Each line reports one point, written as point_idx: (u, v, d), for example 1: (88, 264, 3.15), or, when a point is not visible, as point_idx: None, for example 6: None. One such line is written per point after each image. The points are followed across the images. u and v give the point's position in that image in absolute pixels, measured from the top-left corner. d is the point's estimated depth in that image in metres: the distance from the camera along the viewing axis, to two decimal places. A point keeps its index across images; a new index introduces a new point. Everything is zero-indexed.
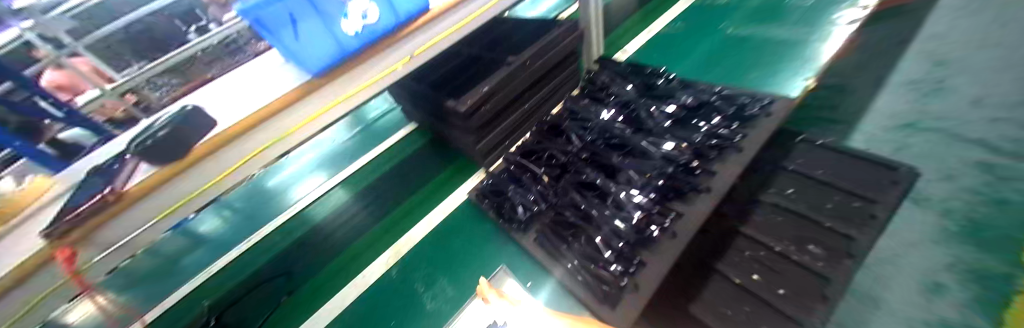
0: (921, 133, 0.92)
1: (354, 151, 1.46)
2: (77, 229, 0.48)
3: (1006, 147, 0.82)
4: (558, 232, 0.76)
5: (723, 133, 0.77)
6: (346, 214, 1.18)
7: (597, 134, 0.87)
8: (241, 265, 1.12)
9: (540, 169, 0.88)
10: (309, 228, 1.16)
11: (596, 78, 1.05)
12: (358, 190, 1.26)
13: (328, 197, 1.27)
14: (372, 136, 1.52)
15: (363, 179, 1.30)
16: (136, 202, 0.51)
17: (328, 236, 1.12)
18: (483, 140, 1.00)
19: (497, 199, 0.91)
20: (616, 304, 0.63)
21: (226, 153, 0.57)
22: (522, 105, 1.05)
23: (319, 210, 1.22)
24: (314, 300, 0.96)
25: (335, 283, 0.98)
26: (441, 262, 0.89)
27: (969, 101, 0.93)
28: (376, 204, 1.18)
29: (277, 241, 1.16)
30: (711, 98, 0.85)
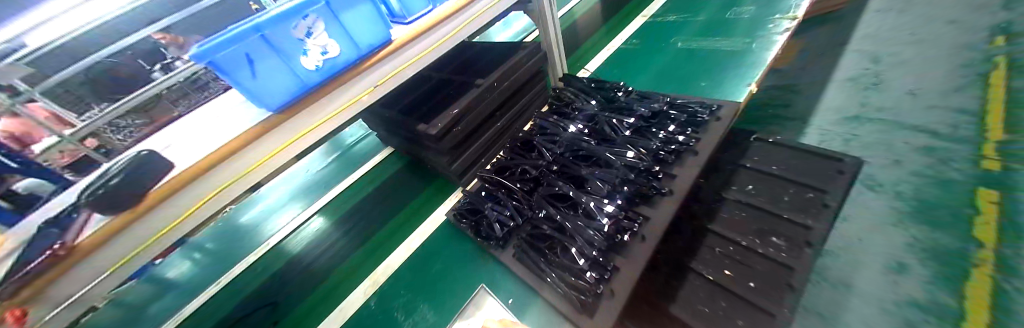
0: (871, 123, 1.01)
1: (331, 180, 1.45)
2: (29, 286, 0.46)
3: (944, 130, 0.90)
4: (535, 246, 0.78)
5: (680, 139, 0.82)
6: (325, 243, 1.16)
7: (565, 147, 0.90)
8: (212, 310, 1.06)
9: (513, 184, 0.91)
10: (287, 261, 1.13)
11: (562, 95, 1.10)
12: (335, 218, 1.25)
13: (304, 229, 1.25)
14: (348, 163, 1.52)
15: (342, 206, 1.29)
16: (90, 254, 0.51)
17: (307, 267, 1.09)
18: (458, 161, 1.02)
19: (474, 217, 0.92)
20: (594, 312, 0.65)
21: (191, 192, 0.58)
22: (493, 125, 1.09)
23: (296, 243, 1.19)
24: None
25: (312, 318, 0.94)
26: (422, 286, 0.89)
27: (907, 92, 1.03)
28: (356, 230, 1.17)
29: (250, 280, 1.13)
30: (663, 107, 0.91)
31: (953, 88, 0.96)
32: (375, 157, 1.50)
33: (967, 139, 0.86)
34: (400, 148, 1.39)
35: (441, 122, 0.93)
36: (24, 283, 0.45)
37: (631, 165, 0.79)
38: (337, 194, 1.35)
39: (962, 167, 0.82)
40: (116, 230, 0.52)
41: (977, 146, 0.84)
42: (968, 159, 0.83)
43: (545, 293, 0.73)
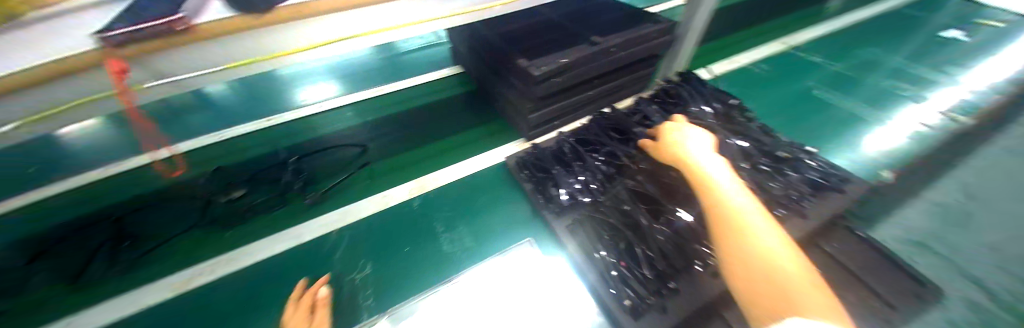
0: (929, 254, 0.89)
1: (381, 79, 1.42)
2: (138, 44, 0.42)
3: (1003, 298, 0.81)
4: (598, 231, 0.74)
5: (795, 196, 0.74)
6: (356, 137, 1.13)
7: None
8: (233, 147, 1.08)
9: (592, 159, 0.86)
10: (315, 139, 1.12)
11: (675, 91, 1.00)
12: (372, 115, 1.23)
13: (340, 112, 1.24)
14: (396, 70, 1.48)
15: (379, 111, 1.25)
16: (206, 41, 0.45)
17: (328, 150, 1.08)
18: (539, 112, 0.98)
19: (539, 174, 0.88)
20: (640, 317, 0.61)
21: (302, 25, 0.50)
22: (587, 90, 0.99)
23: (332, 124, 1.19)
24: (297, 206, 0.91)
25: (324, 196, 0.93)
26: (463, 210, 0.90)
27: (987, 244, 0.91)
28: (389, 137, 1.13)
29: (276, 136, 1.13)
30: (794, 156, 0.81)
31: None
32: (432, 73, 1.45)
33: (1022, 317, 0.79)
34: (475, 74, 1.32)
35: (546, 65, 0.83)
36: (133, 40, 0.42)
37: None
38: (382, 95, 1.32)
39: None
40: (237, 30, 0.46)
41: None
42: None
43: (592, 278, 0.67)
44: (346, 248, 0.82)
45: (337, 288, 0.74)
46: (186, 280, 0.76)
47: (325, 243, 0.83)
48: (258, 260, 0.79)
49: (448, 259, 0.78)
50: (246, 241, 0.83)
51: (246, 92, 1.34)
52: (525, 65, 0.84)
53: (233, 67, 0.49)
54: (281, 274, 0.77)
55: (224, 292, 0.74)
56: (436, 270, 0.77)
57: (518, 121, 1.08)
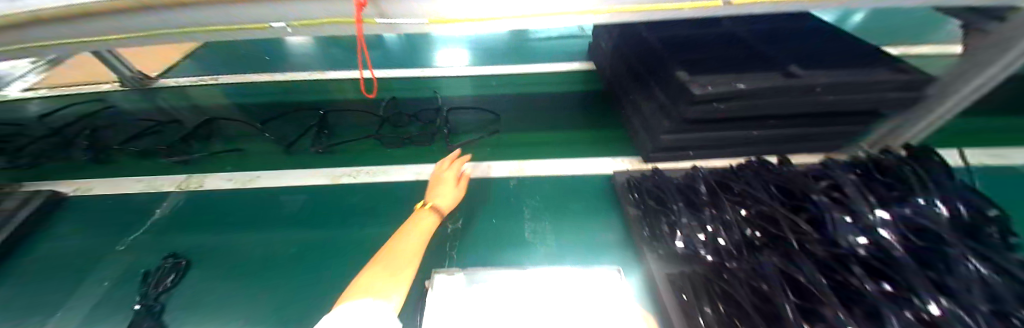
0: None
1: (508, 61, 1.54)
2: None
3: None
4: (708, 294, 0.57)
5: None
6: (478, 105, 1.26)
7: (862, 237, 0.60)
8: (384, 90, 1.36)
9: (732, 210, 0.68)
10: (446, 97, 1.30)
11: (874, 175, 0.76)
12: (491, 92, 1.33)
13: (466, 82, 1.39)
14: (526, 55, 1.58)
15: (503, 88, 1.35)
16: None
17: (449, 110, 1.22)
18: (677, 135, 0.85)
19: (650, 203, 0.77)
20: None
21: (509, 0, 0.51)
22: (752, 129, 0.85)
23: (462, 89, 1.35)
24: (412, 151, 1.06)
25: (433, 153, 1.05)
26: (553, 205, 0.86)
27: None
28: (503, 113, 1.21)
29: (414, 89, 1.36)
30: None
31: None
32: (558, 66, 1.48)
33: None
34: (607, 74, 1.27)
35: (712, 87, 0.72)
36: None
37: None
38: (510, 76, 1.43)
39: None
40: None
41: None
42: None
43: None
44: None
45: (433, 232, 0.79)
46: (339, 176, 0.98)
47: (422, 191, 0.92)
48: (390, 181, 0.95)
49: (527, 247, 0.76)
50: (378, 163, 1.02)
51: (412, 48, 1.67)
52: (687, 80, 0.74)
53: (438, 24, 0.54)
54: (397, 196, 0.91)
55: (353, 196, 0.92)
56: (508, 252, 0.75)
57: (642, 135, 0.97)
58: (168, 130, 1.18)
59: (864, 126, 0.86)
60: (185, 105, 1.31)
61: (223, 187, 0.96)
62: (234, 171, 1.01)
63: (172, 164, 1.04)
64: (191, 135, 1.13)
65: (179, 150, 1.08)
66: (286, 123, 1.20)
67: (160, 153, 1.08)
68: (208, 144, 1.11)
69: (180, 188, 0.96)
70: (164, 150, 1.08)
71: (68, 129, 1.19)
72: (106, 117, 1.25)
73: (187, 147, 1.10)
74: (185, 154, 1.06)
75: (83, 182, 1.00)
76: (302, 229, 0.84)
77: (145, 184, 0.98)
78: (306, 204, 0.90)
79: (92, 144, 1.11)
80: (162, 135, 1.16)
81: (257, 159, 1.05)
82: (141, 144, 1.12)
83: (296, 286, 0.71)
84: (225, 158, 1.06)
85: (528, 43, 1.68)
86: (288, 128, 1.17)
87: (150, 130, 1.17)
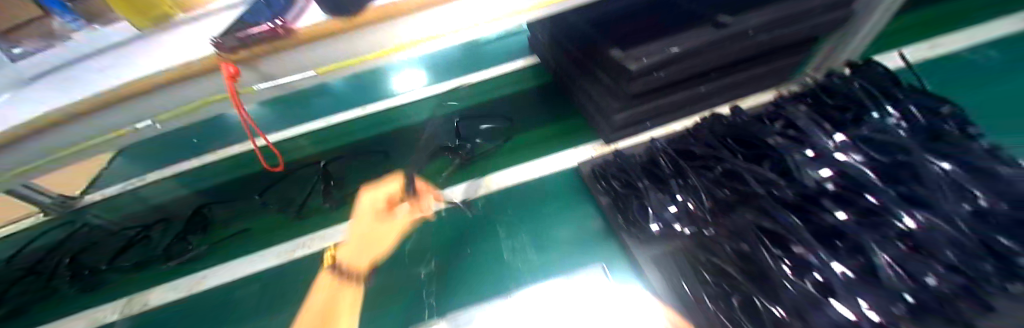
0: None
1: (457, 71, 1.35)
2: (250, 49, 0.43)
3: None
4: (695, 268, 0.57)
5: None
6: (436, 126, 1.13)
7: (828, 172, 0.57)
8: (325, 140, 1.18)
9: (698, 175, 0.66)
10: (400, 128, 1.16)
11: (833, 87, 0.73)
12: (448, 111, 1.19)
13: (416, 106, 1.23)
14: (473, 60, 1.39)
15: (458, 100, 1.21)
16: (313, 43, 0.46)
17: (405, 141, 1.12)
18: (626, 113, 0.83)
19: (622, 187, 0.73)
20: None
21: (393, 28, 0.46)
22: (698, 85, 0.83)
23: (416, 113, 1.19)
24: None
25: (439, 181, 0.97)
26: (528, 217, 0.83)
27: None
28: (466, 127, 1.09)
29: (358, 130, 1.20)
30: None
31: None
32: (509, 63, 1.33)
33: None
34: (552, 64, 1.17)
35: (648, 57, 0.69)
36: (247, 44, 0.42)
37: (951, 241, 0.45)
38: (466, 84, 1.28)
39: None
40: (325, 36, 0.45)
41: None
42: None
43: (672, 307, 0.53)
44: (415, 240, 0.83)
45: (406, 281, 0.76)
46: (292, 250, 0.91)
47: (400, 231, 0.88)
48: None
49: (505, 270, 0.73)
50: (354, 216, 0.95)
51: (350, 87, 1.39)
52: (620, 56, 0.70)
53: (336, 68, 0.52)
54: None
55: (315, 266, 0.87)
56: (490, 283, 0.71)
57: (598, 120, 0.94)
58: (157, 235, 1.03)
59: (807, 52, 0.86)
60: (120, 215, 1.13)
61: (169, 300, 0.88)
62: (212, 267, 0.92)
63: (174, 266, 0.94)
64: (189, 229, 1.00)
65: (181, 247, 0.96)
66: (290, 184, 1.07)
67: (157, 260, 0.96)
68: (206, 237, 1.00)
69: (123, 313, 0.87)
70: (163, 254, 0.96)
71: (41, 266, 1.00)
72: (77, 235, 1.07)
73: (185, 244, 0.97)
74: (183, 252, 0.95)
75: None
76: (273, 313, 0.80)
77: (88, 320, 0.87)
78: (269, 285, 0.85)
79: (49, 279, 0.95)
80: (150, 243, 1.01)
81: (221, 253, 0.95)
82: (129, 258, 0.98)
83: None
84: (227, 245, 0.97)
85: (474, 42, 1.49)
86: (291, 189, 1.06)
87: (137, 237, 1.02)
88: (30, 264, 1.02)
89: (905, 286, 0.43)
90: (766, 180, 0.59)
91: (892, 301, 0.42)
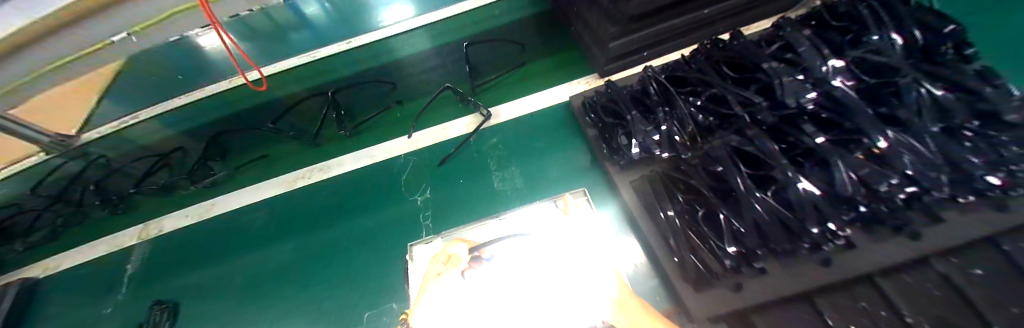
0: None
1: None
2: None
3: None
4: (671, 190, 0.60)
5: (1005, 175, 0.47)
6: (427, 63, 1.06)
7: (813, 94, 0.54)
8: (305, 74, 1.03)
9: (685, 102, 0.65)
10: (389, 64, 1.04)
11: (840, 7, 0.66)
12: (440, 43, 1.07)
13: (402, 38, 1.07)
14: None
15: (453, 32, 1.07)
16: None
17: (391, 75, 1.04)
18: (622, 40, 0.79)
19: (610, 118, 0.74)
20: (704, 289, 0.52)
21: None
22: (697, 10, 0.78)
23: (405, 47, 1.06)
24: (394, 127, 0.98)
25: (442, 112, 0.97)
26: (518, 151, 0.85)
27: None
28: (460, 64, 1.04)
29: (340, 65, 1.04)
30: None
31: None
32: None
33: None
34: None
35: None
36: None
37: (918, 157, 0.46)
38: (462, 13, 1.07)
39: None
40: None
41: None
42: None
43: (647, 230, 0.60)
44: (410, 172, 0.88)
45: (407, 210, 0.83)
46: (292, 181, 0.96)
47: (394, 166, 0.91)
48: (348, 172, 0.93)
49: (498, 196, 0.79)
50: (355, 146, 0.97)
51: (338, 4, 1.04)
52: None
53: None
54: (349, 188, 0.91)
55: (315, 195, 0.92)
56: (481, 208, 0.78)
57: (593, 50, 0.89)
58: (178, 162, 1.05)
59: None
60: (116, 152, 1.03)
61: (182, 225, 0.97)
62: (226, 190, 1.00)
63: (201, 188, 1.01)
64: (208, 156, 1.02)
65: (201, 173, 1.00)
66: (300, 115, 1.04)
67: (186, 182, 1.02)
68: (227, 163, 1.03)
69: (140, 237, 0.97)
70: (187, 177, 1.01)
71: (69, 193, 1.03)
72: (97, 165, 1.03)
73: (207, 168, 1.02)
74: (206, 175, 1.00)
75: (49, 261, 1.00)
76: (285, 243, 0.88)
77: (109, 244, 0.98)
78: (274, 215, 0.92)
79: (78, 205, 1.02)
80: (171, 171, 1.04)
81: (229, 179, 1.01)
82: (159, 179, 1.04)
83: (313, 287, 0.80)
84: (237, 173, 1.02)
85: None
86: (307, 117, 1.04)
87: (157, 166, 1.03)
88: (54, 195, 1.02)
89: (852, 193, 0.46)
90: (750, 105, 0.58)
91: (837, 206, 0.48)
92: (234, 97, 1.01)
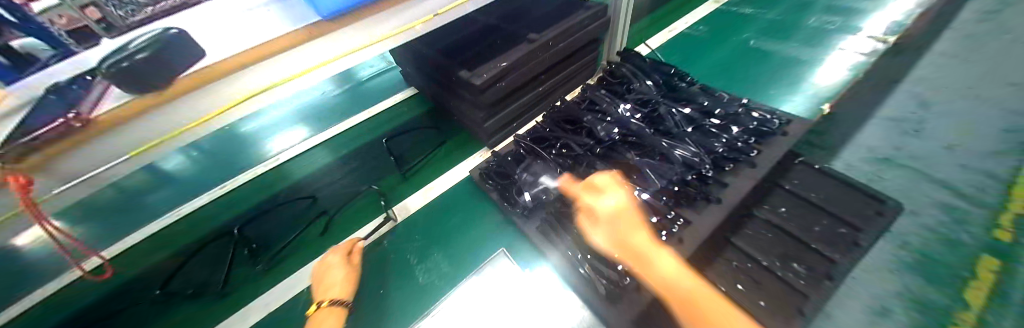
0: (898, 169, 0.91)
1: (338, 112, 1.22)
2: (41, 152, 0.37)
3: (964, 191, 0.85)
4: (563, 227, 0.75)
5: (740, 146, 0.74)
6: (332, 175, 1.05)
7: (617, 128, 0.81)
8: (187, 225, 0.94)
9: (550, 155, 0.83)
10: (290, 188, 1.02)
11: (617, 69, 0.98)
12: (340, 157, 1.09)
13: (299, 164, 1.07)
14: (360, 98, 1.27)
15: (355, 142, 1.13)
16: (100, 137, 0.39)
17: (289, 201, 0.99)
18: (493, 119, 0.97)
19: (502, 182, 0.87)
20: (616, 300, 0.65)
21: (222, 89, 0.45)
22: (537, 87, 1.04)
23: (302, 171, 1.06)
24: (300, 257, 0.87)
25: (358, 218, 0.94)
26: (437, 235, 0.89)
27: (942, 147, 0.93)
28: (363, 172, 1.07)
29: (227, 205, 0.98)
30: (736, 109, 0.81)
31: (989, 153, 0.90)
32: (391, 97, 1.26)
33: (984, 206, 0.83)
34: (426, 91, 1.19)
35: (487, 73, 0.84)
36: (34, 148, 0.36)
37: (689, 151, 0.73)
38: (353, 127, 1.17)
39: (973, 232, 0.80)
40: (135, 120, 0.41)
41: (991, 221, 0.81)
42: (974, 249, 0.78)
43: (568, 275, 0.72)
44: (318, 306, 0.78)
45: None
46: None
47: (298, 303, 0.79)
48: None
49: (429, 289, 0.79)
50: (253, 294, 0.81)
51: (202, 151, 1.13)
52: (466, 76, 0.84)
53: (147, 150, 0.44)
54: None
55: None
56: (422, 302, 0.77)
57: (476, 130, 1.05)
58: None
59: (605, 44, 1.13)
60: None
61: None
62: None
63: None
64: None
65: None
66: (195, 267, 0.85)
67: None
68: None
69: None
70: None
71: None
72: None
73: None
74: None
75: None
76: None
77: None
78: None
79: None
80: None
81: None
82: None
83: None
84: None
85: (353, 74, 1.37)
86: (200, 271, 0.84)
87: None
88: None
89: (664, 184, 0.70)
90: (592, 148, 0.80)
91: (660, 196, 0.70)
92: (81, 290, 0.82)
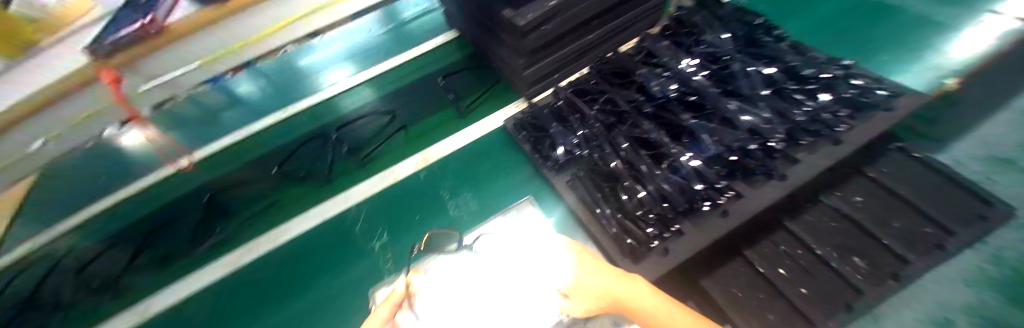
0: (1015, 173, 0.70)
1: (381, 51, 1.22)
2: (123, 51, 0.39)
3: None
4: (594, 183, 0.70)
5: (826, 118, 0.62)
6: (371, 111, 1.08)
7: (675, 85, 0.73)
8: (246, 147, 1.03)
9: (591, 110, 0.77)
10: (333, 120, 1.07)
11: (686, 18, 0.86)
12: (379, 96, 1.11)
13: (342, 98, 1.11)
14: (403, 38, 1.25)
15: (394, 82, 1.13)
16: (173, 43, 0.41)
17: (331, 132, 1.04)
18: (533, 67, 0.91)
19: (536, 133, 0.83)
20: (639, 260, 0.60)
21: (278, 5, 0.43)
22: (586, 34, 0.93)
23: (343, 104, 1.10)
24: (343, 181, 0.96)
25: (402, 152, 0.99)
26: (467, 179, 0.91)
27: None
28: (400, 110, 1.08)
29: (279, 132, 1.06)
30: (833, 71, 0.68)
31: None
32: (432, 39, 1.21)
33: None
34: (468, 36, 1.13)
35: (532, 12, 0.76)
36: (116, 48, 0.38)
37: (759, 116, 0.64)
38: (392, 67, 1.16)
39: None
40: (203, 23, 0.40)
41: None
42: None
43: (593, 233, 0.67)
44: (364, 219, 0.89)
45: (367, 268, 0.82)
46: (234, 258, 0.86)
47: (346, 220, 0.90)
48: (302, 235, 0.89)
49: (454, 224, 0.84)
50: (334, 193, 0.94)
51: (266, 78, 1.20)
52: (509, 16, 0.75)
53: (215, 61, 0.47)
54: (313, 253, 0.86)
55: (282, 266, 0.86)
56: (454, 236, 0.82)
57: (514, 78, 1.00)
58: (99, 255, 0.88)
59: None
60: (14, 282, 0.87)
61: None
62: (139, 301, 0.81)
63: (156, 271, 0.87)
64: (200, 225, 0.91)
65: (204, 233, 0.90)
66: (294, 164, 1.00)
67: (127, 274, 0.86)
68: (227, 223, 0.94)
69: None
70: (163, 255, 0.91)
71: None
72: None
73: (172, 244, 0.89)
74: (209, 236, 0.89)
75: None
76: None
77: None
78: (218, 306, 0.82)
79: None
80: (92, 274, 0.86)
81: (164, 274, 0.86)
82: None
83: None
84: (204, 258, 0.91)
85: (397, 12, 1.32)
86: (306, 160, 1.00)
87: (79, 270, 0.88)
88: None
89: (721, 151, 0.62)
90: (642, 105, 0.73)
91: (713, 164, 0.63)
92: (170, 188, 0.97)
